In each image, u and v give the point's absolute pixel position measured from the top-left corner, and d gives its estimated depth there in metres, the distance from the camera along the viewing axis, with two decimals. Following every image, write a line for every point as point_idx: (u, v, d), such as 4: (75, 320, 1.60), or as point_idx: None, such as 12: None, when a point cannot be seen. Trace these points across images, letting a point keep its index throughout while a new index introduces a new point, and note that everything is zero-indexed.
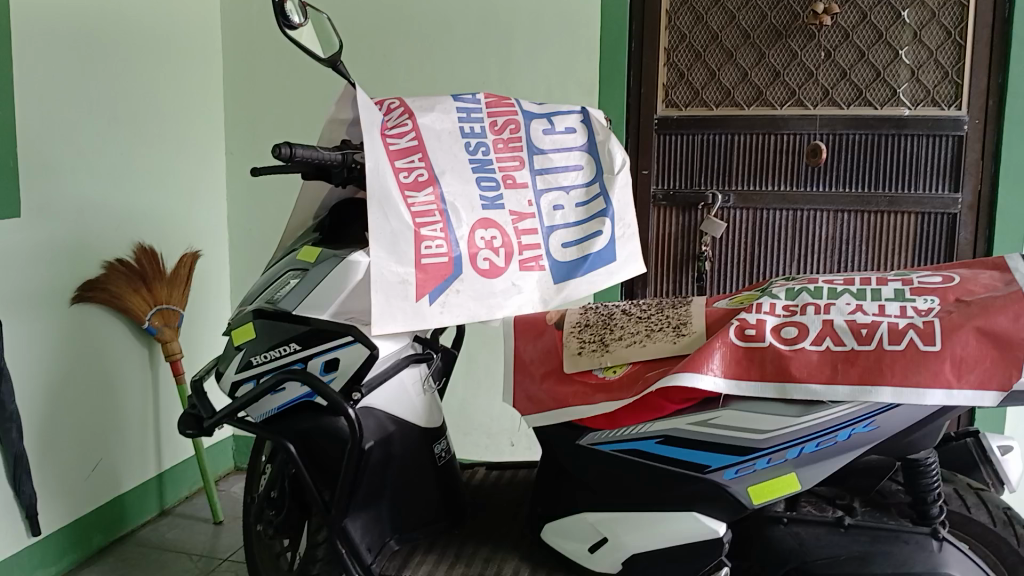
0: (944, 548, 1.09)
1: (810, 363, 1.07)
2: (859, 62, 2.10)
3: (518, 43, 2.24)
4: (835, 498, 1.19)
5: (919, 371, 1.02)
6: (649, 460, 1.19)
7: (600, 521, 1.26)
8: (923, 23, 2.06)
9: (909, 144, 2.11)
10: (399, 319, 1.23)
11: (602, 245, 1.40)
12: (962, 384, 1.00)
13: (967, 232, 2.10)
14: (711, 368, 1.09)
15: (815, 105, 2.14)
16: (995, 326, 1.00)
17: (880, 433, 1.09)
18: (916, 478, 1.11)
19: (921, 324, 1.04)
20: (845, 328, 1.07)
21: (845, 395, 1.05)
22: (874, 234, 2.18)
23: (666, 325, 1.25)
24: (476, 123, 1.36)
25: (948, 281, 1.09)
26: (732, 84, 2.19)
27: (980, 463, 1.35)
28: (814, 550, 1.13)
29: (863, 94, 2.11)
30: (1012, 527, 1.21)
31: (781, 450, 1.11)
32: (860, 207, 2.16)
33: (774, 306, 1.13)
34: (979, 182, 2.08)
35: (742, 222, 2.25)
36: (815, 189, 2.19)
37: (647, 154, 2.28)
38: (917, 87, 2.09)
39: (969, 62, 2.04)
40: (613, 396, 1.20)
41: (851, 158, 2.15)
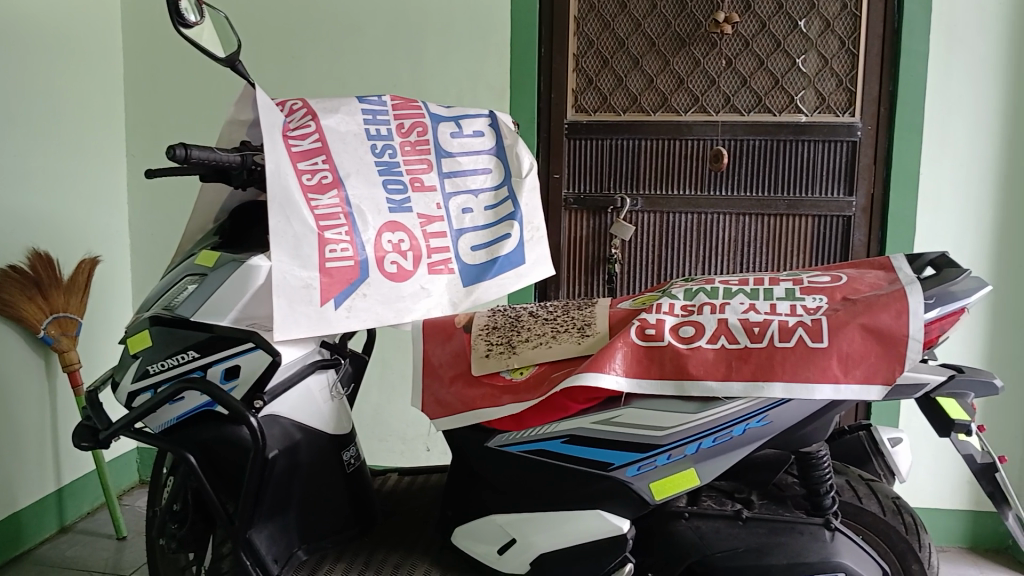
0: (836, 538, 1.13)
1: (706, 361, 1.10)
2: (759, 71, 2.17)
3: (429, 46, 2.23)
4: (734, 492, 1.23)
5: (809, 367, 1.06)
6: (555, 460, 1.20)
7: (508, 522, 1.26)
8: (818, 33, 2.14)
9: (806, 149, 2.20)
10: (303, 324, 1.21)
11: (511, 248, 1.41)
12: (848, 378, 1.05)
13: (861, 234, 2.20)
14: (613, 367, 1.12)
15: (717, 112, 2.20)
16: (879, 324, 1.05)
17: (774, 427, 1.12)
18: (811, 470, 1.16)
19: (809, 322, 1.08)
20: (739, 326, 1.11)
21: (739, 391, 1.08)
22: (774, 236, 2.25)
23: (571, 327, 1.27)
24: (382, 125, 1.35)
25: (836, 281, 1.14)
26: (639, 90, 2.23)
27: (872, 455, 1.40)
28: (714, 543, 1.16)
29: (762, 101, 2.19)
30: (900, 516, 1.28)
31: (680, 446, 1.13)
32: (760, 210, 2.24)
33: (673, 306, 1.17)
34: (871, 187, 2.17)
35: (649, 225, 2.30)
36: (717, 192, 2.25)
37: (558, 158, 2.30)
38: (814, 95, 2.18)
39: (862, 72, 2.13)
40: (520, 398, 1.20)
41: (753, 163, 2.22)
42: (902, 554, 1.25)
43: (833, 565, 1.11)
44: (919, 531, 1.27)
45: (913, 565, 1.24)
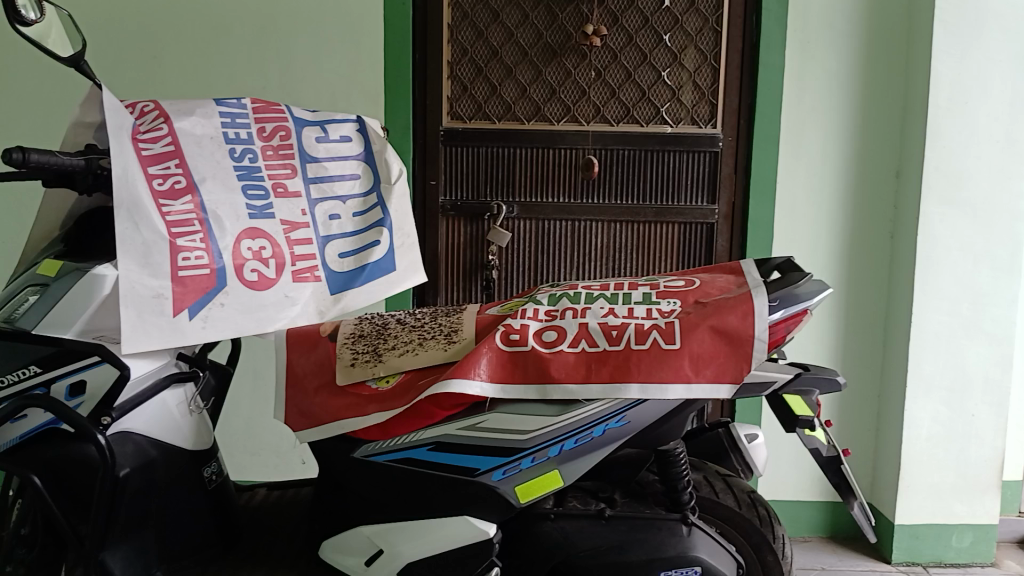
0: (692, 533, 1.17)
1: (567, 364, 1.13)
2: (627, 82, 2.24)
3: (300, 50, 2.19)
4: (598, 492, 1.25)
5: (662, 368, 1.11)
6: (421, 468, 1.18)
7: (375, 533, 1.23)
8: (682, 47, 2.23)
9: (672, 159, 2.28)
10: (154, 336, 1.15)
11: (380, 255, 1.39)
12: (700, 378, 1.10)
13: (722, 240, 2.31)
14: (478, 373, 1.13)
15: (588, 122, 2.25)
16: (727, 325, 1.10)
17: (632, 427, 1.15)
18: (669, 467, 1.20)
19: (663, 325, 1.13)
20: (598, 330, 1.15)
21: (598, 392, 1.12)
22: (643, 243, 2.32)
23: (438, 333, 1.27)
24: (242, 128, 1.31)
25: (689, 285, 1.20)
26: (513, 99, 2.24)
27: (730, 451, 1.45)
28: (577, 542, 1.18)
29: (631, 112, 2.25)
30: (754, 509, 1.33)
31: (544, 448, 1.14)
32: (630, 218, 2.30)
33: (537, 311, 1.19)
34: (732, 195, 2.28)
35: (524, 232, 2.31)
36: (590, 200, 2.30)
37: (434, 165, 2.27)
38: (678, 106, 2.26)
39: (723, 86, 2.24)
40: (386, 406, 1.19)
41: (623, 172, 2.28)
42: (758, 545, 1.31)
43: (689, 560, 1.15)
44: (773, 523, 1.34)
45: (768, 557, 1.31)
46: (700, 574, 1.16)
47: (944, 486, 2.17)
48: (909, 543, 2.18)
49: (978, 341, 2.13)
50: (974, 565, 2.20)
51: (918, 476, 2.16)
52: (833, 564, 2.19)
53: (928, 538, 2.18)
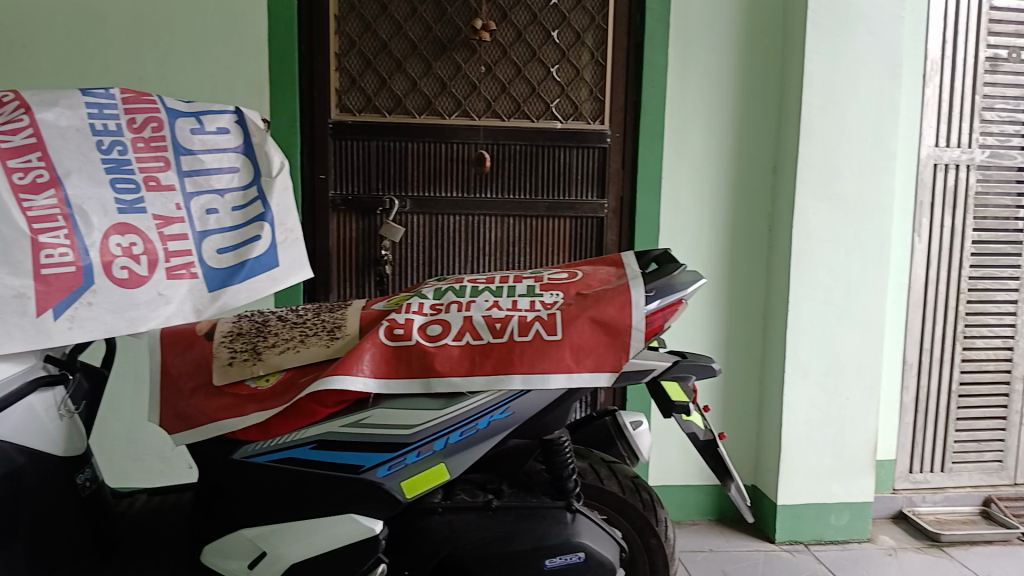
0: (576, 519, 1.20)
1: (451, 357, 1.14)
2: (517, 78, 2.24)
3: (180, 40, 2.11)
4: (486, 484, 1.26)
5: (544, 359, 1.12)
6: (305, 468, 1.16)
7: (259, 535, 1.19)
8: (569, 44, 2.25)
9: (562, 155, 2.30)
10: (15, 337, 1.10)
11: (262, 251, 1.35)
12: (580, 367, 1.13)
13: (613, 234, 2.34)
14: (361, 369, 1.12)
15: (480, 116, 2.24)
16: (605, 316, 1.14)
17: (515, 419, 1.17)
18: (555, 456, 1.22)
19: (545, 316, 1.15)
20: (482, 323, 1.15)
21: (481, 384, 1.13)
22: (536, 238, 2.32)
23: (320, 330, 1.25)
24: (111, 119, 1.26)
25: (571, 278, 1.23)
26: (403, 92, 2.21)
27: (616, 438, 1.49)
28: (464, 535, 1.18)
29: (521, 107, 2.26)
30: (638, 494, 1.37)
31: (428, 442, 1.15)
32: (522, 212, 2.30)
33: (422, 305, 1.19)
34: (620, 190, 2.33)
35: (418, 227, 2.26)
36: (484, 194, 2.28)
37: (323, 158, 2.20)
38: (567, 103, 2.28)
39: (610, 83, 2.27)
40: (266, 406, 1.17)
41: (514, 167, 2.28)
42: (641, 528, 1.36)
43: (573, 546, 1.18)
44: (656, 506, 1.37)
45: (651, 540, 1.36)
46: (583, 559, 1.18)
47: (821, 467, 2.28)
48: (791, 522, 2.28)
49: (849, 328, 2.25)
50: (850, 541, 2.33)
51: (797, 458, 2.27)
52: (720, 546, 2.26)
53: (807, 517, 2.29)
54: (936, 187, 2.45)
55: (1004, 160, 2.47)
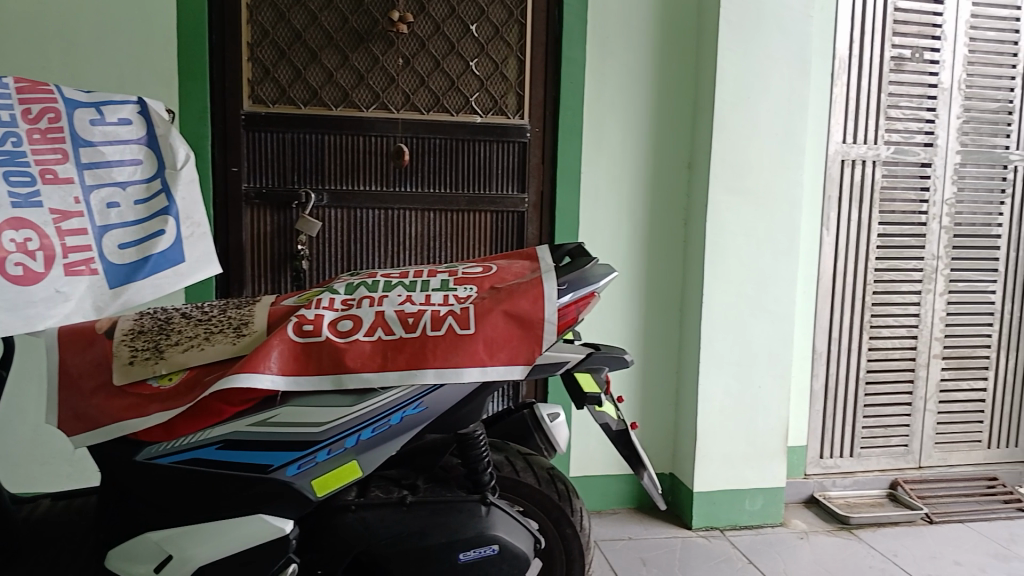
0: (491, 512, 1.21)
1: (363, 353, 1.12)
2: (436, 71, 2.22)
3: (83, 26, 2.03)
4: (400, 479, 1.25)
5: (458, 354, 1.12)
6: (211, 469, 1.13)
7: (166, 538, 1.15)
8: (488, 38, 2.24)
9: (482, 150, 2.28)
10: None
11: (166, 246, 1.32)
12: (493, 361, 1.13)
13: (533, 228, 2.34)
14: (268, 367, 1.10)
15: (398, 109, 2.21)
16: (519, 310, 1.14)
17: (430, 413, 1.16)
18: (470, 450, 1.22)
19: (458, 310, 1.14)
20: (395, 318, 1.14)
21: (394, 379, 1.12)
22: (457, 233, 2.30)
23: (227, 326, 1.23)
24: (4, 109, 1.20)
25: (486, 271, 1.23)
26: (318, 84, 2.16)
27: (534, 431, 1.49)
28: (378, 532, 1.17)
29: (440, 100, 2.24)
30: (554, 485, 1.38)
31: (340, 440, 1.13)
32: (443, 206, 2.27)
33: (333, 301, 1.17)
34: (540, 184, 2.32)
35: (335, 222, 2.22)
36: (403, 188, 2.25)
37: (235, 151, 2.15)
38: (486, 97, 2.26)
39: (529, 77, 2.27)
40: (169, 406, 1.14)
41: (434, 161, 2.25)
42: (557, 519, 1.38)
43: (487, 538, 1.18)
44: (571, 497, 1.39)
45: (567, 530, 1.38)
46: (498, 552, 1.19)
47: (735, 454, 2.35)
48: (707, 509, 2.34)
49: (761, 319, 2.32)
50: (764, 525, 2.40)
51: (713, 446, 2.33)
52: (639, 534, 2.30)
53: (723, 503, 2.35)
54: (843, 182, 2.53)
55: (908, 156, 2.58)
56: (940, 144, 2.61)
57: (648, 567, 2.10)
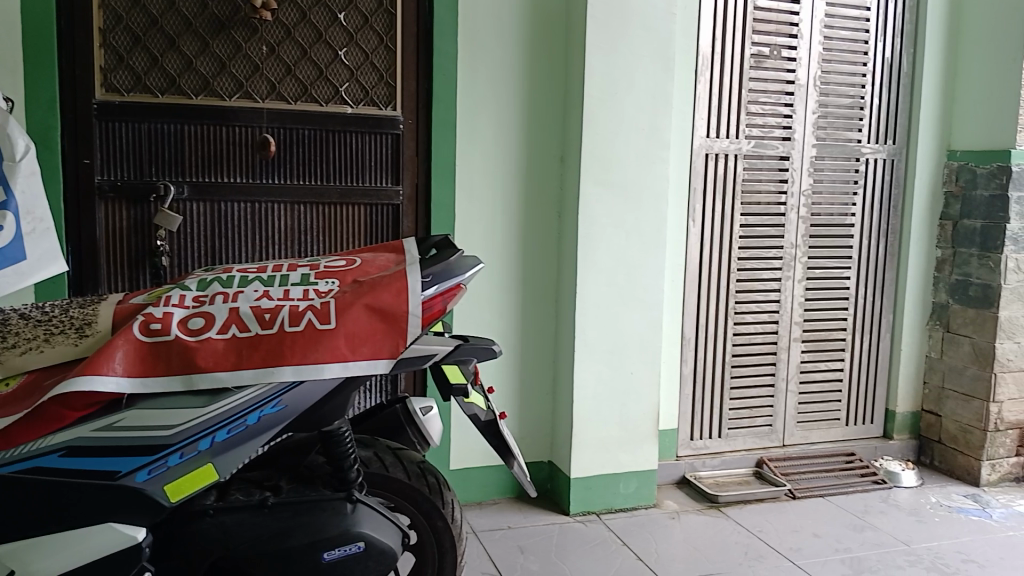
0: (357, 509, 1.20)
1: (216, 351, 1.11)
2: (302, 60, 2.16)
3: None
4: (263, 481, 1.23)
5: (317, 350, 1.13)
6: (53, 478, 1.07)
7: (8, 552, 1.08)
8: (357, 27, 2.19)
9: (353, 141, 2.23)
10: None
11: (5, 243, 1.42)
12: (356, 356, 1.14)
13: (408, 220, 2.31)
14: (112, 368, 1.07)
15: (263, 99, 2.14)
16: (380, 303, 1.15)
17: (289, 412, 1.15)
18: (336, 447, 1.20)
19: (318, 305, 1.14)
20: (250, 314, 1.13)
21: (249, 378, 1.11)
22: (328, 226, 2.24)
23: (67, 327, 1.17)
24: None
25: (350, 265, 1.23)
26: (177, 72, 2.07)
27: (406, 425, 1.48)
28: (236, 535, 1.16)
29: (308, 90, 2.17)
30: (424, 478, 1.37)
31: (193, 442, 1.10)
32: (313, 199, 2.21)
33: (183, 297, 1.15)
34: (415, 176, 2.30)
35: (197, 215, 2.13)
36: (270, 180, 2.18)
37: (87, 141, 2.03)
38: (356, 87, 2.22)
39: (400, 68, 2.24)
40: (7, 412, 1.09)
41: (303, 153, 2.19)
42: (428, 512, 1.37)
43: (352, 536, 1.18)
44: (442, 490, 1.39)
45: (438, 522, 1.38)
46: (363, 549, 1.19)
47: (610, 440, 2.41)
48: (583, 494, 2.40)
49: (633, 308, 2.38)
50: (638, 507, 2.47)
51: (588, 433, 2.38)
52: (518, 522, 2.33)
53: (599, 488, 2.41)
54: (707, 175, 2.64)
55: (768, 150, 2.71)
56: (797, 139, 2.75)
57: (525, 554, 2.13)
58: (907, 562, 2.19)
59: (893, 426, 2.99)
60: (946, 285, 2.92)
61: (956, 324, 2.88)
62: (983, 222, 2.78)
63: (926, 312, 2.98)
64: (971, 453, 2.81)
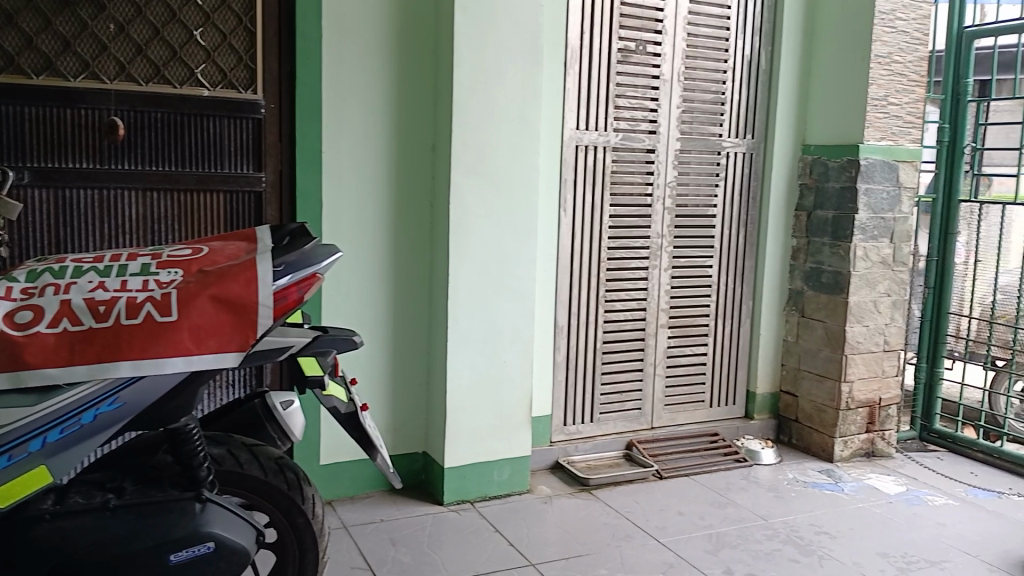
0: (206, 509, 1.20)
1: (46, 346, 1.10)
2: (154, 40, 2.05)
3: None
4: (105, 483, 1.21)
5: (158, 343, 1.12)
6: None
7: None
8: (214, 7, 2.10)
9: (210, 126, 2.13)
10: None
11: None
12: (201, 350, 1.15)
13: (271, 209, 2.24)
14: None
15: (111, 80, 2.02)
16: (227, 294, 1.15)
17: (127, 410, 1.15)
18: (183, 445, 1.21)
19: (158, 297, 1.14)
20: (83, 307, 1.13)
21: (82, 374, 1.11)
22: (185, 214, 2.14)
23: None
24: None
25: (195, 254, 1.23)
26: (15, 50, 1.93)
27: (266, 421, 1.43)
28: (76, 541, 1.15)
29: (161, 72, 2.07)
30: (283, 474, 1.34)
31: (22, 444, 1.09)
32: (167, 185, 2.11)
33: (11, 289, 1.15)
34: (278, 163, 2.23)
35: (40, 203, 2.00)
36: (120, 166, 2.06)
37: None
38: (213, 69, 2.12)
39: (261, 50, 2.16)
40: None
41: (156, 137, 2.08)
42: (287, 509, 1.34)
43: (202, 537, 1.18)
44: (303, 486, 1.35)
45: (298, 519, 1.34)
46: (214, 549, 1.19)
47: (484, 428, 2.42)
48: (457, 483, 2.40)
49: (505, 297, 2.40)
50: (512, 494, 2.50)
51: (462, 422, 2.38)
52: (390, 515, 2.30)
53: (472, 476, 2.42)
54: (577, 166, 2.68)
55: (635, 142, 2.78)
56: (663, 132, 2.83)
57: (397, 546, 2.11)
58: (764, 536, 2.30)
59: (754, 406, 3.15)
60: (801, 272, 3.09)
61: (810, 310, 3.05)
62: (834, 213, 2.95)
63: (783, 298, 3.14)
64: (825, 431, 2.99)
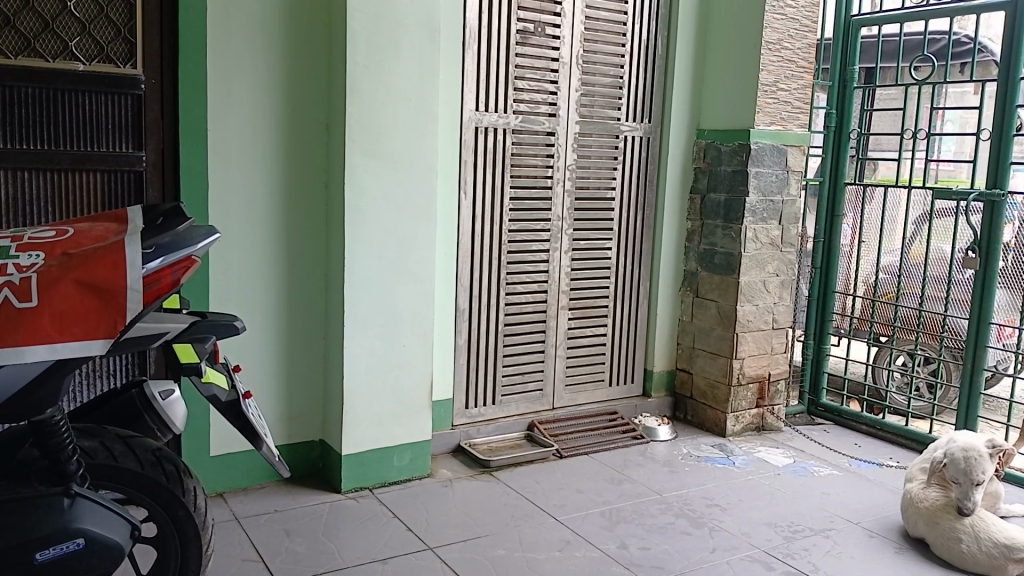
0: (75, 504, 1.16)
1: None
2: (24, 10, 1.93)
3: None
4: None
5: (17, 330, 1.09)
6: None
7: None
8: None
9: (85, 102, 2.03)
10: None
11: None
12: (65, 337, 1.11)
13: (153, 189, 2.14)
14: None
15: None
16: (91, 278, 1.11)
17: None
18: (49, 438, 1.16)
19: (17, 282, 1.10)
20: None
21: None
22: (60, 194, 2.03)
23: None
24: None
25: (59, 235, 1.18)
26: None
27: (143, 411, 1.38)
28: None
29: (31, 44, 1.95)
30: (160, 467, 1.29)
31: None
32: (40, 165, 1.99)
33: None
34: (160, 142, 2.13)
35: None
36: None
37: None
38: (88, 42, 2.02)
39: (141, 22, 2.05)
40: None
41: (26, 114, 1.96)
42: (167, 502, 1.28)
43: (70, 533, 1.15)
44: (182, 477, 1.31)
45: (179, 511, 1.29)
46: (84, 545, 1.15)
47: (383, 413, 2.39)
48: (355, 470, 2.37)
49: (403, 280, 2.37)
50: (412, 479, 2.48)
51: (359, 408, 2.35)
52: (285, 505, 2.25)
53: (371, 462, 2.39)
54: (476, 148, 2.67)
55: (534, 125, 2.78)
56: (562, 115, 2.84)
57: (292, 537, 2.07)
58: (659, 510, 2.37)
59: (651, 384, 3.23)
60: (695, 254, 3.17)
61: (704, 290, 3.14)
62: (726, 195, 3.04)
63: (679, 279, 3.22)
64: (718, 406, 3.09)
